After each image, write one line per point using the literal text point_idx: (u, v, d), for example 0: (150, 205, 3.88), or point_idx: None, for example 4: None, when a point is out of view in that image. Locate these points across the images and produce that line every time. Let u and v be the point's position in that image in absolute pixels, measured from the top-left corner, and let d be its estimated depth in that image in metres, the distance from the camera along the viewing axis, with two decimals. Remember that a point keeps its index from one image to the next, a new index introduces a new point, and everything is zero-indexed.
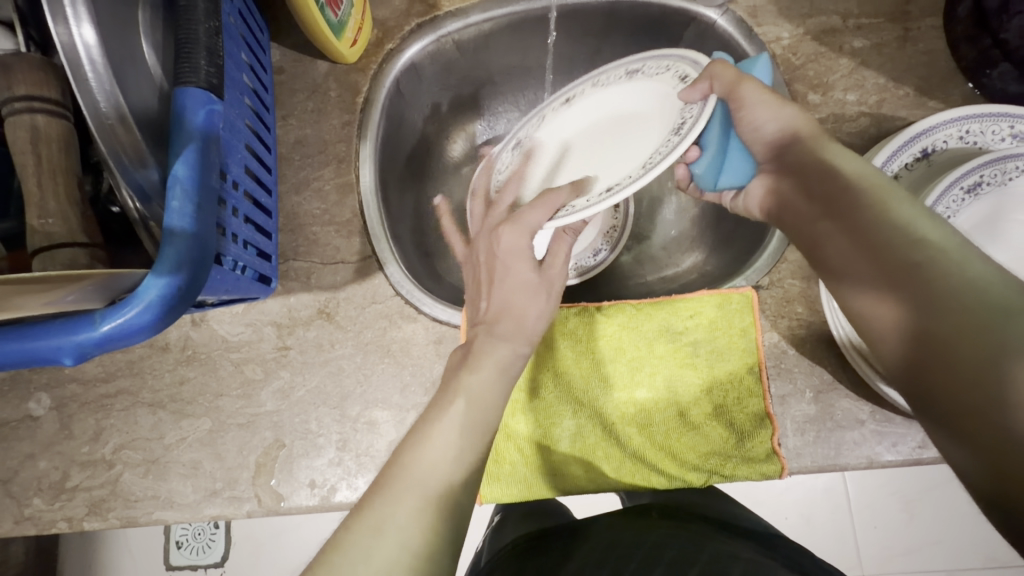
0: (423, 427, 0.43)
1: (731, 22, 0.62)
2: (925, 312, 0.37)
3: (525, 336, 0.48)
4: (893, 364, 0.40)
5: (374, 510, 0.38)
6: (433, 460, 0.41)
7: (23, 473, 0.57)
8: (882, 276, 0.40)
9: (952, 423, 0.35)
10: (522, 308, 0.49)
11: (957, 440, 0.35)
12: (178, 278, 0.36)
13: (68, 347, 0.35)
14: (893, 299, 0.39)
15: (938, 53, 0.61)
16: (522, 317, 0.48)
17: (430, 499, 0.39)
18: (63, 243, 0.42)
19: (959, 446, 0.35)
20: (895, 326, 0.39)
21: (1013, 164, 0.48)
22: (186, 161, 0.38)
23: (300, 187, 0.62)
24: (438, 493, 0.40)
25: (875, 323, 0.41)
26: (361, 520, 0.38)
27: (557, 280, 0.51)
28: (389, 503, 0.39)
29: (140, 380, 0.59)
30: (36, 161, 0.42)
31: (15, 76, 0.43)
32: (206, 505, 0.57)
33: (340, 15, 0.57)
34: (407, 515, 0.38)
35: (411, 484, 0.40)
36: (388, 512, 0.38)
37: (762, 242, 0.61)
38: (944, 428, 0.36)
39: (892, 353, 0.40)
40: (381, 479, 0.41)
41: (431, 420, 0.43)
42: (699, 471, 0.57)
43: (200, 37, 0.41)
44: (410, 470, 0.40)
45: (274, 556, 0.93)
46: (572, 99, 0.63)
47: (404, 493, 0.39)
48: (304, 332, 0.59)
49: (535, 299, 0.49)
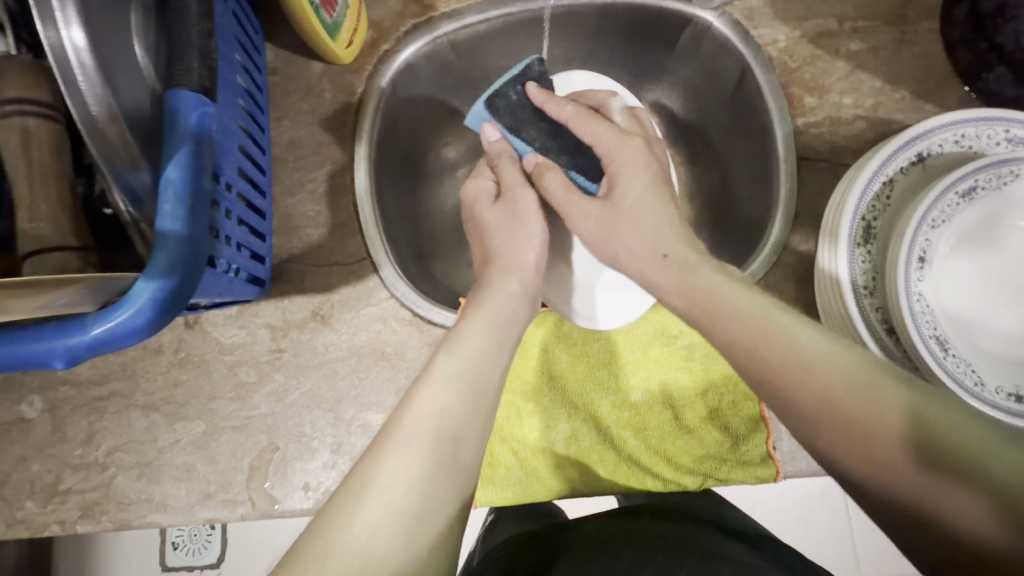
0: (413, 389, 0.44)
1: (728, 24, 0.62)
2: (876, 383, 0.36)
3: (517, 273, 0.54)
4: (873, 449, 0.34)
5: (362, 477, 0.38)
6: (422, 413, 0.42)
7: (15, 476, 0.57)
8: (798, 376, 0.37)
9: (939, 495, 0.32)
10: (511, 251, 0.55)
11: (956, 515, 0.31)
12: (171, 281, 0.36)
13: (60, 349, 0.35)
14: (830, 394, 0.36)
15: (934, 56, 0.61)
16: (510, 257, 0.55)
17: (426, 454, 0.40)
18: (54, 247, 0.42)
19: (960, 524, 0.31)
20: (831, 422, 0.35)
21: (1006, 169, 0.48)
22: (179, 165, 0.38)
23: (295, 188, 0.61)
24: (429, 443, 0.40)
25: (835, 400, 0.36)
26: (347, 493, 0.37)
27: (535, 228, 0.56)
28: (376, 466, 0.38)
29: (133, 383, 0.58)
30: (27, 166, 0.42)
31: (7, 79, 0.42)
32: (199, 508, 0.57)
33: (335, 16, 0.57)
34: (399, 466, 0.39)
35: (402, 437, 0.40)
36: (380, 469, 0.38)
37: (766, 230, 0.61)
38: (925, 506, 0.32)
39: (838, 448, 0.35)
40: (369, 448, 0.40)
41: (425, 382, 0.44)
42: (694, 474, 0.57)
43: (193, 39, 0.41)
44: (402, 425, 0.41)
45: (268, 556, 0.93)
46: None
47: (394, 451, 0.39)
48: (298, 334, 0.59)
49: (526, 250, 0.55)
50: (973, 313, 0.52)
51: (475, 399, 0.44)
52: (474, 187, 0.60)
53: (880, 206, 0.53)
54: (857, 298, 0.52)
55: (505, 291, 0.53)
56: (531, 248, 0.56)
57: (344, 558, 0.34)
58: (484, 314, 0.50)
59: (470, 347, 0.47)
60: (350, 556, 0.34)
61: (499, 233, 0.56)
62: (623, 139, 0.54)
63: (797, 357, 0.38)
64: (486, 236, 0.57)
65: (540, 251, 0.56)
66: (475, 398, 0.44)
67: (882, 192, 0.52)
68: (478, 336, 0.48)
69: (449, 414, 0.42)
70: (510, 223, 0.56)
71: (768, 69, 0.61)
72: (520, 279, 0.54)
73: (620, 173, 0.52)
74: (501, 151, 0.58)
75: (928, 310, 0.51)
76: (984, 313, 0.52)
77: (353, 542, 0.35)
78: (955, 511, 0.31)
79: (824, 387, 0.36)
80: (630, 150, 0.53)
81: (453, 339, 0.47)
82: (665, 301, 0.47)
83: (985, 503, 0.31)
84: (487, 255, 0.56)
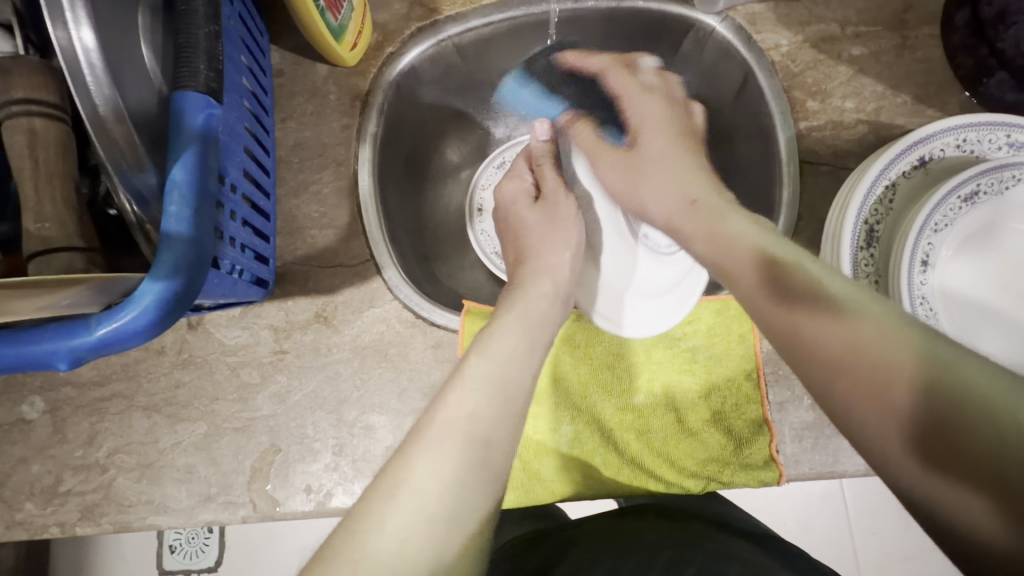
0: (443, 390, 0.44)
1: (730, 29, 0.62)
2: (894, 354, 0.34)
3: (549, 274, 0.58)
4: (877, 423, 0.34)
5: (393, 478, 0.38)
6: (453, 414, 0.42)
7: (15, 477, 0.57)
8: (822, 329, 0.38)
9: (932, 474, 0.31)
10: (545, 253, 0.60)
11: (950, 495, 0.30)
12: (175, 282, 0.36)
13: (63, 351, 0.35)
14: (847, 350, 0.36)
15: (935, 62, 0.61)
16: (546, 260, 0.59)
17: (456, 454, 0.40)
18: (60, 247, 0.41)
19: (951, 505, 0.30)
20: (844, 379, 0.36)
21: (1009, 173, 0.48)
22: (185, 166, 0.38)
23: (299, 190, 0.61)
24: (461, 445, 0.40)
25: (847, 366, 0.36)
26: (377, 492, 0.38)
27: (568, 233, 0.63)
28: (405, 467, 0.39)
29: (135, 384, 0.58)
30: (33, 166, 0.42)
31: (13, 80, 0.42)
32: (200, 511, 0.56)
33: (340, 19, 0.57)
34: (430, 469, 0.39)
35: (434, 438, 0.41)
36: (412, 470, 0.39)
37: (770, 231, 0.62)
38: (925, 484, 0.31)
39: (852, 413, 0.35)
40: (397, 450, 0.41)
41: (454, 385, 0.44)
42: (697, 478, 0.57)
43: (201, 41, 0.41)
44: (432, 424, 0.41)
45: (267, 559, 0.92)
46: None
47: (424, 452, 0.40)
48: (301, 335, 0.59)
49: (561, 251, 0.60)
50: (974, 316, 0.52)
51: (507, 403, 0.44)
52: (512, 188, 0.67)
53: (882, 209, 0.53)
54: None
55: (538, 289, 0.55)
56: (567, 249, 0.61)
57: (375, 560, 0.34)
58: (515, 314, 0.51)
59: (499, 348, 0.47)
60: (382, 557, 0.34)
61: (535, 233, 0.62)
62: (647, 97, 0.65)
63: (830, 308, 0.38)
64: (522, 237, 0.63)
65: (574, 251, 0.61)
66: (507, 401, 0.44)
67: (884, 196, 0.53)
68: (483, 341, 0.48)
69: (484, 416, 0.43)
70: (548, 228, 0.62)
71: (771, 73, 0.62)
72: (552, 277, 0.57)
73: (651, 142, 0.62)
74: (542, 154, 0.69)
75: (931, 313, 0.51)
76: (985, 318, 0.52)
77: (384, 544, 0.35)
78: (957, 497, 0.30)
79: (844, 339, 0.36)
80: (647, 104, 0.65)
81: (477, 344, 0.48)
82: (690, 248, 0.51)
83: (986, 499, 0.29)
84: (519, 254, 0.62)
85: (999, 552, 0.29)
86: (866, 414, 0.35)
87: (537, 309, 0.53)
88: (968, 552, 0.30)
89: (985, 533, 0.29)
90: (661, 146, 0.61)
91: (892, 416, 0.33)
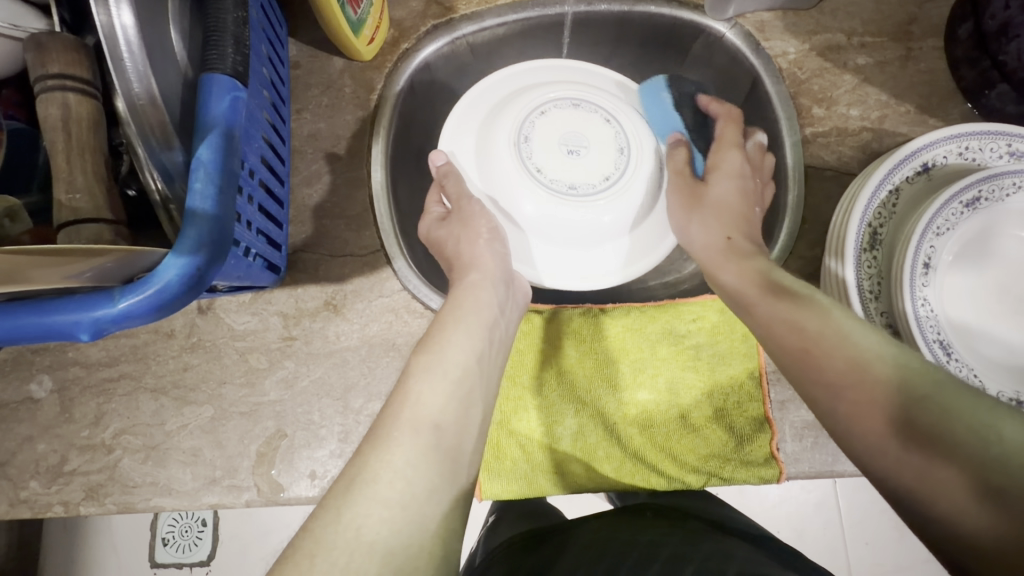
0: (397, 388, 0.44)
1: (739, 35, 0.64)
2: (878, 362, 0.39)
3: (476, 267, 0.55)
4: (863, 417, 0.38)
5: (353, 472, 0.38)
6: (400, 409, 0.42)
7: (21, 455, 0.57)
8: (823, 337, 0.42)
9: (921, 463, 0.34)
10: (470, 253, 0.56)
11: (941, 489, 0.33)
12: (199, 258, 0.36)
13: (86, 322, 0.35)
14: (839, 347, 0.41)
15: (939, 73, 0.63)
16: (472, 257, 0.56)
17: (411, 445, 0.40)
18: (89, 219, 0.42)
19: (939, 499, 0.33)
20: (839, 384, 0.39)
21: (1009, 180, 0.50)
22: (211, 146, 0.39)
23: (312, 179, 0.62)
24: (411, 436, 0.41)
25: (834, 367, 0.40)
26: (343, 481, 0.37)
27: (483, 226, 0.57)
28: (361, 462, 0.38)
29: (143, 366, 0.59)
30: (66, 139, 0.43)
31: (49, 55, 0.43)
32: (205, 493, 0.57)
33: (360, 13, 0.58)
34: (384, 459, 0.38)
35: (396, 437, 0.40)
36: (375, 466, 0.38)
37: (773, 237, 0.63)
38: (913, 476, 0.34)
39: (843, 411, 0.39)
40: (358, 448, 0.40)
41: (415, 377, 0.44)
42: (698, 473, 0.58)
43: (229, 26, 0.42)
44: (383, 422, 0.41)
45: (261, 554, 0.92)
46: (545, 107, 0.60)
47: (381, 448, 0.39)
48: (309, 322, 0.60)
49: (478, 243, 0.56)
50: (975, 319, 0.53)
51: (460, 392, 0.45)
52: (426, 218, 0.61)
53: (886, 213, 0.54)
54: (863, 302, 0.53)
55: (470, 285, 0.54)
56: (480, 239, 0.57)
57: (336, 550, 0.33)
58: (459, 311, 0.51)
59: (445, 348, 0.47)
60: (342, 548, 0.33)
61: (451, 242, 0.58)
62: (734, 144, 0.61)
63: (820, 316, 0.43)
64: (442, 249, 0.59)
65: (493, 238, 0.57)
66: (464, 391, 0.46)
67: (888, 200, 0.54)
68: (453, 341, 0.48)
69: (429, 405, 0.43)
70: (460, 228, 0.57)
71: (778, 80, 0.63)
72: (481, 270, 0.55)
73: (718, 186, 0.59)
74: (449, 173, 0.60)
75: (932, 315, 0.52)
76: (985, 324, 0.53)
77: (344, 535, 0.34)
78: (935, 478, 0.33)
79: (835, 346, 0.41)
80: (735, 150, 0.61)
81: (436, 346, 0.47)
82: (693, 245, 0.58)
83: (964, 481, 0.32)
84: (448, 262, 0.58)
85: (981, 539, 0.31)
86: (861, 413, 0.38)
87: (473, 298, 0.52)
88: (953, 540, 0.32)
89: (960, 512, 0.32)
90: (722, 196, 0.58)
91: (877, 410, 0.37)
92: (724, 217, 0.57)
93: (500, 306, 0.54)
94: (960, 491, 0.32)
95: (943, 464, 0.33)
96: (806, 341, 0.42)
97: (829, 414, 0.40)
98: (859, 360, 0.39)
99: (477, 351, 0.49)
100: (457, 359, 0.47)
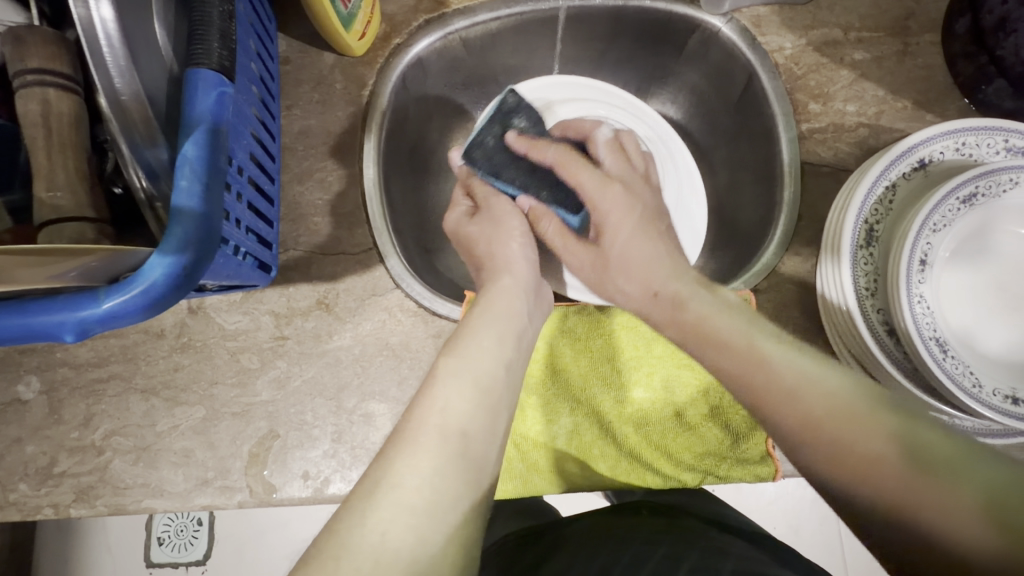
0: (419, 393, 0.43)
1: (735, 30, 0.63)
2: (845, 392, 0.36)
3: (507, 270, 0.55)
4: (842, 449, 0.34)
5: (375, 476, 0.37)
6: (427, 413, 0.41)
7: (10, 457, 0.56)
8: (777, 368, 0.39)
9: (916, 498, 0.30)
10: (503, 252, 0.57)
11: (944, 527, 0.29)
12: (184, 257, 0.36)
13: (71, 323, 0.34)
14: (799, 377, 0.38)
15: (936, 69, 0.62)
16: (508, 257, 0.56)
17: (432, 448, 0.39)
18: (70, 217, 0.42)
19: (945, 539, 0.29)
20: (810, 415, 0.36)
21: (1006, 176, 0.49)
22: (196, 142, 0.38)
23: (303, 177, 0.62)
24: (436, 440, 0.40)
25: (800, 398, 0.37)
26: (361, 486, 0.37)
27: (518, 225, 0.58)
28: (385, 466, 0.38)
29: (133, 366, 0.58)
30: (46, 134, 0.42)
31: (28, 49, 0.42)
32: (197, 494, 0.56)
33: (350, 8, 0.57)
34: (409, 464, 0.38)
35: (418, 440, 0.40)
36: (391, 471, 0.38)
37: (768, 235, 0.62)
38: (913, 515, 0.30)
39: (820, 447, 0.35)
40: (379, 453, 0.39)
41: (440, 380, 0.43)
42: (693, 471, 0.57)
43: (215, 19, 0.42)
44: (408, 425, 0.41)
45: (257, 554, 0.92)
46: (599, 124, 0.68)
47: (405, 452, 0.39)
48: (302, 322, 0.59)
49: (509, 242, 0.57)
50: (971, 316, 0.53)
51: (482, 395, 0.44)
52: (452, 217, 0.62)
53: (883, 209, 0.54)
54: (859, 299, 0.53)
55: (501, 286, 0.54)
56: (513, 240, 0.57)
57: (358, 555, 0.33)
58: (485, 313, 0.50)
59: (472, 351, 0.46)
60: (363, 552, 0.33)
61: (482, 241, 0.58)
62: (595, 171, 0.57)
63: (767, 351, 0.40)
64: (472, 247, 0.59)
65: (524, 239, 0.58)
66: (484, 394, 0.44)
67: (884, 196, 0.54)
68: (478, 337, 0.48)
69: (456, 410, 0.42)
70: (492, 227, 0.58)
71: (774, 75, 0.62)
72: (511, 272, 0.55)
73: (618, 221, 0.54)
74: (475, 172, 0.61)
75: (929, 312, 0.51)
76: (982, 321, 0.53)
77: (366, 539, 0.34)
78: (935, 514, 0.30)
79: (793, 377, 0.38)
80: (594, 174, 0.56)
81: (460, 346, 0.46)
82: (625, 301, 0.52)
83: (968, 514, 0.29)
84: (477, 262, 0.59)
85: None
86: (839, 446, 0.34)
87: (506, 302, 0.52)
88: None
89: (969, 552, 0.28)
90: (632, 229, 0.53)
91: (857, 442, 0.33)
92: (648, 256, 0.51)
93: (528, 316, 0.53)
94: (965, 528, 0.29)
95: (940, 496, 0.30)
96: (764, 372, 0.39)
97: (803, 452, 0.36)
98: (827, 392, 0.36)
99: (498, 352, 0.47)
100: (482, 359, 0.46)
